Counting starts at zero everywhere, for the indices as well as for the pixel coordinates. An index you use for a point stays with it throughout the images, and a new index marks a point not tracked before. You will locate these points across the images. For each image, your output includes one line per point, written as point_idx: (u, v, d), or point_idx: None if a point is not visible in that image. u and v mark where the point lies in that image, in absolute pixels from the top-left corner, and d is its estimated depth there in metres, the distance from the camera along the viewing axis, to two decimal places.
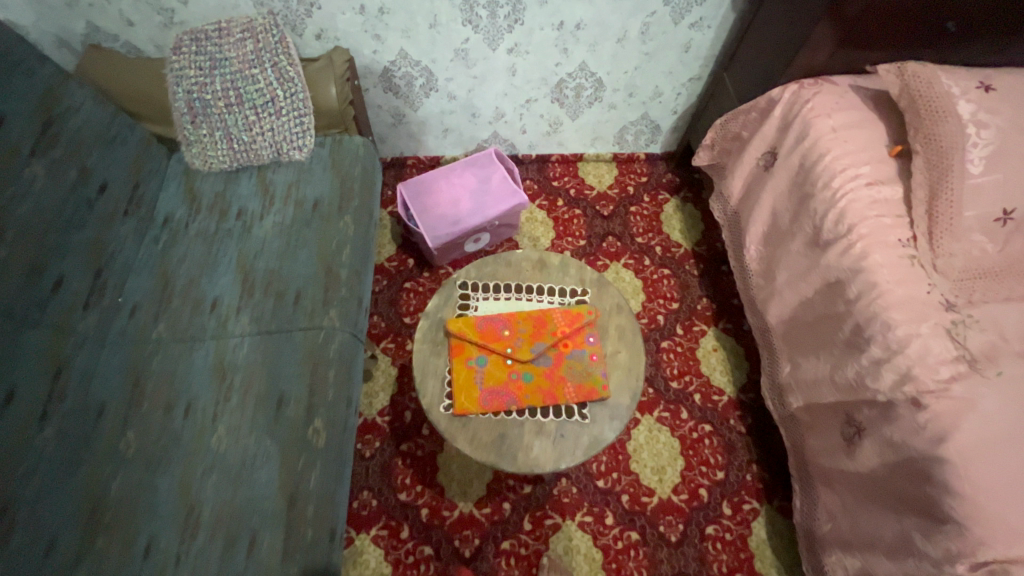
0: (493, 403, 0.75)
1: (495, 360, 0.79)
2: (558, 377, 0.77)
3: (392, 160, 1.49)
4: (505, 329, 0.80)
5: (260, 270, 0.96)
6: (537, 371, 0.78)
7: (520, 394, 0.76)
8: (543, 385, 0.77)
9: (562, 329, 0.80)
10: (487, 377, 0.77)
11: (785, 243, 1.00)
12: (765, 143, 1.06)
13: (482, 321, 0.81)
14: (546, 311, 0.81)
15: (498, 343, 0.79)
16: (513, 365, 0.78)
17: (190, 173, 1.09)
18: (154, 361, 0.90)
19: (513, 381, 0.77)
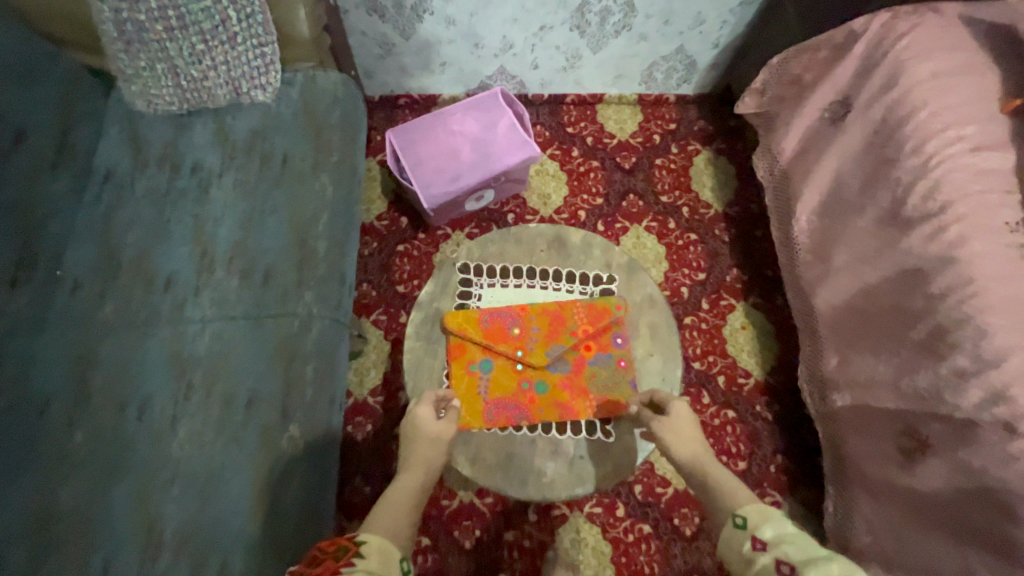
0: (500, 417, 0.68)
1: (503, 367, 0.71)
2: (576, 386, 0.70)
3: (380, 99, 1.28)
4: (515, 328, 0.72)
5: (222, 242, 0.81)
6: (550, 380, 0.70)
7: (533, 408, 0.69)
8: (558, 395, 0.70)
9: (583, 330, 0.72)
10: (493, 388, 0.70)
11: (848, 217, 0.84)
12: (835, 90, 0.86)
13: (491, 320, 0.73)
14: (564, 307, 0.73)
15: (509, 348, 0.71)
16: (524, 373, 0.71)
17: (134, 116, 0.90)
18: (102, 349, 0.76)
19: (523, 391, 0.69)
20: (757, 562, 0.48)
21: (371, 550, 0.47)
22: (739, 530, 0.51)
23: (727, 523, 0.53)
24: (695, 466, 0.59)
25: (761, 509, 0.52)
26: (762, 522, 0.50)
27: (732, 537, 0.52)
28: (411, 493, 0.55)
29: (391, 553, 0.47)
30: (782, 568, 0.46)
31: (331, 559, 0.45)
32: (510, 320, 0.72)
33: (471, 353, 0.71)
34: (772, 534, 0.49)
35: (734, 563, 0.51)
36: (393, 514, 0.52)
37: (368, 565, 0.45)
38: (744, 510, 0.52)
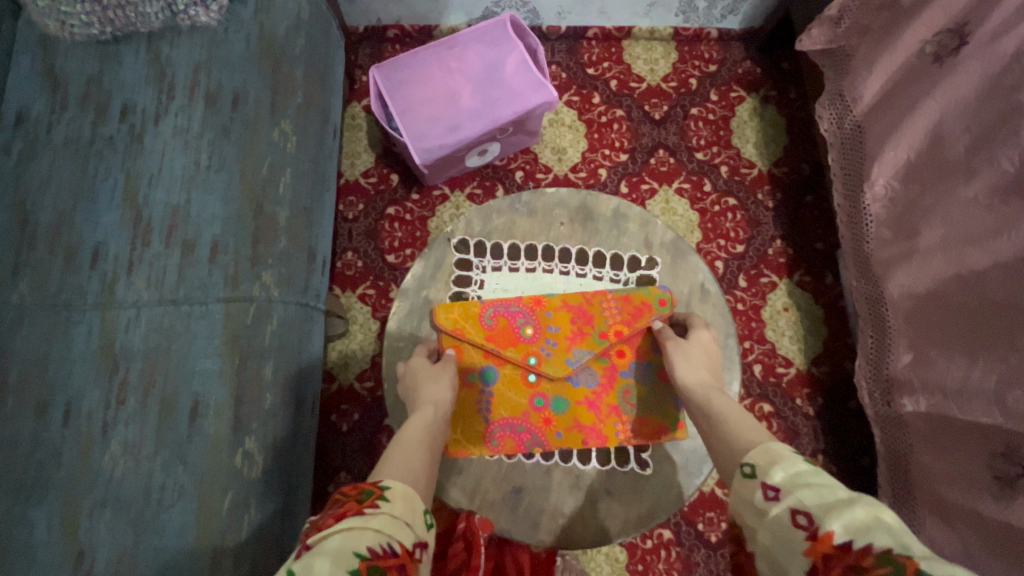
0: (510, 438, 0.68)
1: (515, 380, 0.69)
2: (603, 407, 0.69)
3: (365, 31, 1.08)
4: (529, 332, 0.70)
5: (160, 207, 0.65)
6: (570, 398, 0.69)
7: (550, 431, 0.68)
8: (580, 418, 0.69)
9: (613, 336, 0.70)
10: (502, 404, 0.69)
11: (948, 184, 0.67)
12: (946, 16, 0.66)
13: (495, 316, 0.71)
14: (585, 306, 0.71)
15: (520, 356, 0.69)
16: (540, 387, 0.69)
17: (48, 43, 0.71)
18: (13, 339, 0.61)
19: (537, 409, 0.69)
20: (769, 512, 0.41)
21: (396, 495, 0.43)
22: (749, 480, 0.45)
23: (737, 476, 0.47)
24: (700, 390, 0.61)
25: (769, 451, 0.46)
26: (771, 466, 0.44)
27: (739, 488, 0.46)
28: (424, 433, 0.57)
29: (416, 503, 0.44)
30: (798, 518, 0.40)
31: (354, 501, 0.42)
32: (518, 316, 0.71)
33: (472, 360, 0.70)
34: (784, 478, 0.42)
35: (744, 515, 0.44)
36: (408, 462, 0.51)
37: (393, 508, 0.41)
38: (749, 455, 0.47)
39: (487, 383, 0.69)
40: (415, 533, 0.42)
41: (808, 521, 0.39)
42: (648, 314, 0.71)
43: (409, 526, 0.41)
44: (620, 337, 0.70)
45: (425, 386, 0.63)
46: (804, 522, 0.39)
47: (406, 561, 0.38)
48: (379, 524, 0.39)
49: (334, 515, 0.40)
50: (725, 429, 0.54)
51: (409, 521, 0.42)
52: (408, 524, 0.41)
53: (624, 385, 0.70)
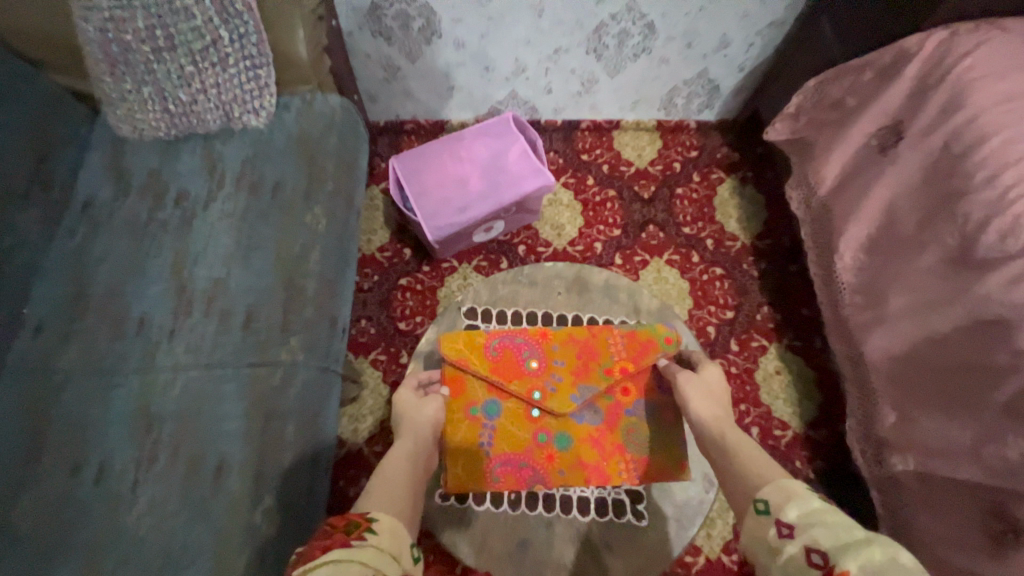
0: (512, 472, 0.75)
1: (518, 414, 0.77)
2: (605, 442, 0.76)
3: (385, 125, 1.22)
4: (535, 366, 0.78)
5: (202, 280, 0.73)
6: (574, 435, 0.76)
7: (553, 464, 0.75)
8: (582, 456, 0.76)
9: (616, 372, 0.77)
10: (505, 439, 0.76)
11: (905, 255, 0.74)
12: (885, 115, 0.77)
13: (499, 347, 0.79)
14: (588, 344, 0.80)
15: (525, 389, 0.76)
16: (543, 424, 0.77)
17: (118, 142, 0.84)
18: (56, 403, 0.67)
19: (539, 445, 0.76)
20: (783, 550, 0.43)
21: (382, 528, 0.45)
22: (763, 517, 0.47)
23: (750, 513, 0.48)
24: (712, 422, 0.64)
25: (783, 488, 0.47)
26: (786, 504, 0.46)
27: (754, 526, 0.47)
28: (409, 460, 0.58)
29: (401, 537, 0.46)
30: (812, 556, 0.41)
31: (341, 533, 0.43)
32: (522, 350, 0.79)
33: (477, 394, 0.77)
34: (798, 517, 0.44)
35: (758, 554, 0.46)
36: (392, 491, 0.52)
37: (380, 541, 0.43)
38: (762, 493, 0.48)
39: (491, 417, 0.76)
40: (400, 567, 0.43)
41: (822, 560, 0.40)
42: (652, 351, 0.79)
43: (392, 558, 0.43)
44: (623, 373, 0.78)
45: (411, 416, 0.67)
46: (818, 561, 0.40)
47: None
48: (367, 557, 0.41)
49: (320, 546, 0.41)
50: (737, 465, 0.55)
51: (395, 554, 0.44)
52: (394, 558, 0.43)
53: (627, 424, 0.77)
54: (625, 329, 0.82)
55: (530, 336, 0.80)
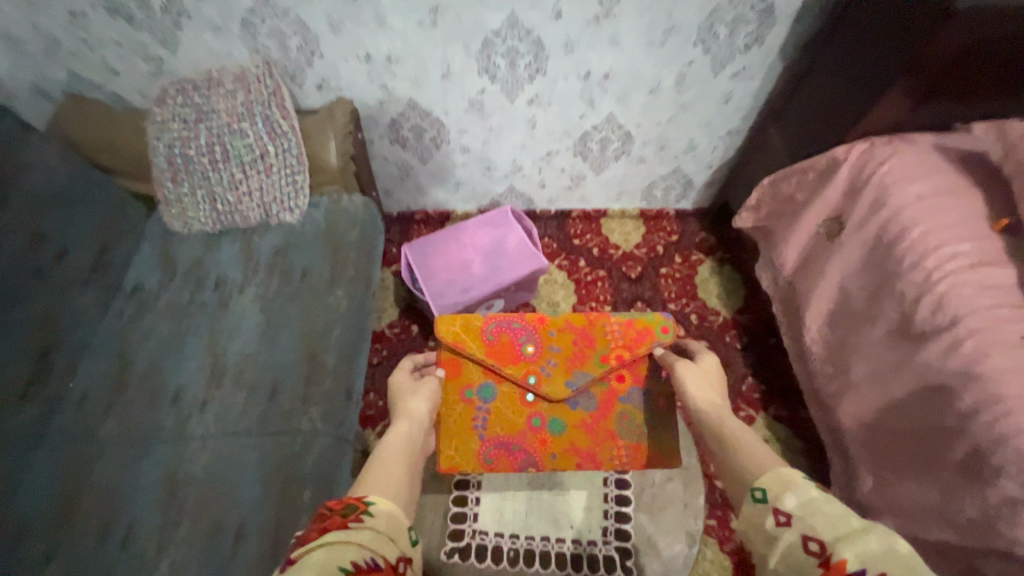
0: (504, 454, 0.79)
1: (513, 398, 0.81)
2: (598, 428, 0.80)
3: (398, 215, 1.38)
4: (532, 353, 0.82)
5: (234, 354, 0.82)
6: (567, 420, 0.80)
7: (544, 448, 0.78)
8: (574, 442, 0.79)
9: (611, 361, 0.81)
10: (499, 421, 0.80)
11: (860, 328, 0.84)
12: (827, 208, 0.90)
13: (497, 331, 0.84)
14: (585, 333, 0.84)
15: (520, 373, 0.81)
16: (537, 408, 0.80)
17: (168, 235, 0.97)
18: (92, 470, 0.73)
19: (532, 429, 0.79)
20: (780, 538, 0.42)
21: (380, 511, 0.44)
22: (760, 504, 0.45)
23: (746, 499, 0.47)
24: (710, 410, 0.61)
25: (780, 476, 0.46)
26: (784, 491, 0.45)
27: (750, 513, 0.46)
28: (404, 442, 0.56)
29: (399, 523, 0.45)
30: (810, 545, 0.41)
31: (338, 516, 0.42)
32: (520, 336, 0.84)
33: (474, 378, 0.81)
34: (796, 505, 0.43)
35: (753, 541, 0.45)
36: (388, 473, 0.50)
37: (377, 525, 0.43)
38: (758, 480, 0.47)
39: (487, 399, 0.80)
40: (399, 550, 0.43)
41: (821, 549, 0.40)
42: (650, 340, 0.83)
43: (394, 543, 0.42)
44: (618, 361, 0.81)
45: (406, 397, 0.67)
46: (815, 548, 0.40)
47: None
48: (364, 541, 0.40)
49: (317, 529, 0.40)
50: (734, 453, 0.52)
51: (392, 536, 0.43)
52: (392, 541, 0.42)
53: (620, 410, 0.81)
54: (623, 318, 0.85)
55: (528, 324, 0.85)
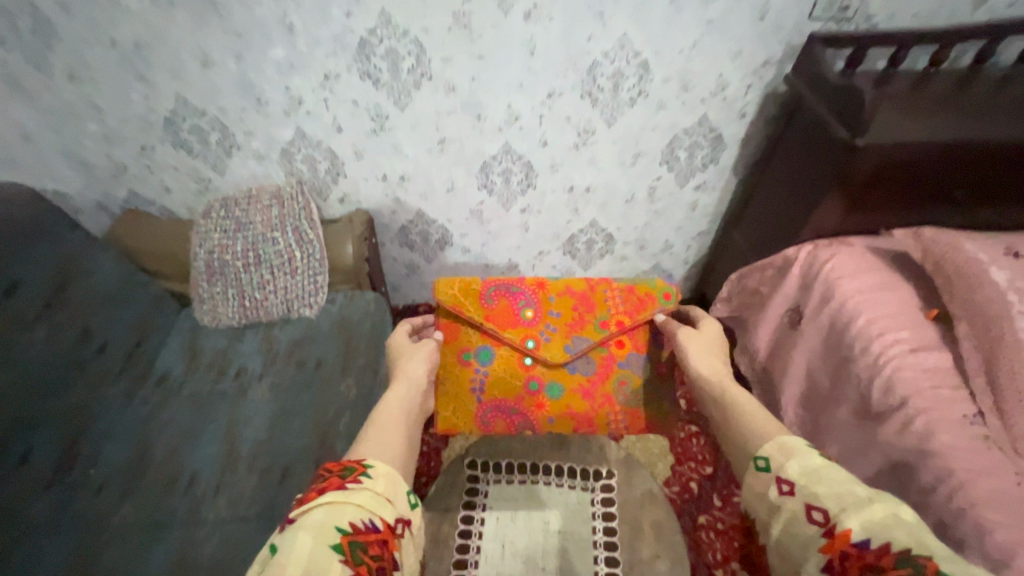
0: (501, 416, 1.09)
1: (512, 361, 1.10)
2: (587, 389, 1.10)
3: (403, 309, 1.50)
4: (531, 319, 1.11)
5: (249, 440, 0.88)
6: (563, 387, 1.09)
7: (540, 406, 1.09)
8: (569, 400, 1.09)
9: (604, 334, 1.10)
10: (496, 385, 1.10)
11: (829, 410, 0.92)
12: (787, 301, 1.02)
13: (497, 297, 1.12)
14: (580, 305, 1.12)
15: (520, 340, 1.09)
16: (534, 373, 1.10)
17: (197, 329, 1.07)
18: (104, 558, 0.76)
19: (529, 393, 1.09)
20: (784, 505, 0.49)
21: (378, 473, 0.51)
22: (763, 473, 0.52)
23: (750, 469, 0.54)
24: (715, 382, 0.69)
25: (782, 446, 0.53)
26: (786, 462, 0.51)
27: (755, 480, 0.53)
28: (399, 411, 0.63)
29: (397, 484, 0.51)
30: (813, 513, 0.47)
31: (337, 476, 0.49)
32: (518, 303, 1.11)
33: (476, 343, 1.11)
34: (798, 473, 0.49)
35: (758, 507, 0.51)
36: (385, 441, 0.56)
37: (374, 485, 0.49)
38: (763, 451, 0.54)
39: (484, 362, 1.10)
40: (396, 511, 0.49)
41: (824, 518, 0.46)
42: (648, 306, 1.11)
43: (391, 503, 0.49)
44: (616, 329, 1.10)
45: (405, 359, 0.77)
46: (820, 519, 0.46)
47: (387, 537, 0.46)
48: (361, 500, 0.47)
49: (317, 489, 0.48)
50: (740, 422, 0.60)
51: (390, 497, 0.49)
52: (389, 502, 0.49)
53: (617, 376, 1.11)
54: (624, 286, 1.14)
55: (527, 289, 1.13)
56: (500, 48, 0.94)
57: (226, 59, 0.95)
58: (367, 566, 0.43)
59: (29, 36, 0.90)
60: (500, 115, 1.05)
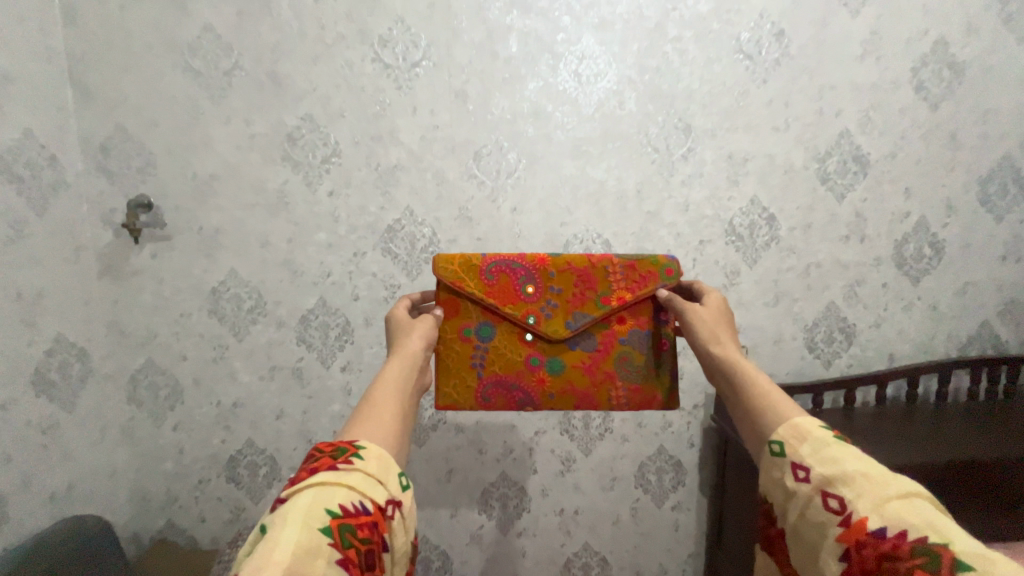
0: (501, 393, 0.85)
1: (513, 338, 0.86)
2: (596, 371, 0.86)
3: None
4: (531, 289, 0.86)
5: None
6: (565, 360, 0.86)
7: (542, 388, 0.85)
8: (572, 381, 0.86)
9: (615, 307, 0.86)
10: (497, 360, 0.85)
11: None
12: None
13: (496, 270, 0.86)
14: (585, 274, 0.87)
15: (520, 314, 0.85)
16: (536, 348, 0.86)
17: None
18: None
19: (529, 368, 0.86)
20: (801, 491, 0.49)
21: (369, 454, 0.50)
22: (778, 456, 0.52)
23: (765, 450, 0.54)
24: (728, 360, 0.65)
25: (797, 430, 0.52)
26: (801, 446, 0.51)
27: (771, 465, 0.53)
28: (397, 389, 0.61)
29: (390, 466, 0.50)
30: (830, 500, 0.47)
31: (329, 457, 0.48)
32: (519, 276, 0.87)
33: (471, 318, 0.85)
34: (814, 461, 0.49)
35: (776, 491, 0.52)
36: (377, 417, 0.56)
37: (365, 466, 0.48)
38: (777, 434, 0.53)
39: (484, 338, 0.86)
40: (388, 493, 0.48)
41: (840, 504, 0.46)
42: (655, 281, 0.86)
43: (382, 484, 0.48)
44: (622, 303, 0.86)
45: (400, 335, 0.72)
46: (836, 506, 0.46)
47: (377, 519, 0.45)
48: (351, 482, 0.46)
49: (310, 469, 0.47)
50: (753, 404, 0.58)
51: (380, 478, 0.48)
52: (380, 482, 0.48)
53: (620, 351, 0.86)
54: (627, 259, 0.87)
55: (528, 262, 0.88)
56: None
57: (295, 411, 1.29)
58: (357, 549, 0.43)
59: (161, 401, 1.27)
60: (497, 448, 1.31)
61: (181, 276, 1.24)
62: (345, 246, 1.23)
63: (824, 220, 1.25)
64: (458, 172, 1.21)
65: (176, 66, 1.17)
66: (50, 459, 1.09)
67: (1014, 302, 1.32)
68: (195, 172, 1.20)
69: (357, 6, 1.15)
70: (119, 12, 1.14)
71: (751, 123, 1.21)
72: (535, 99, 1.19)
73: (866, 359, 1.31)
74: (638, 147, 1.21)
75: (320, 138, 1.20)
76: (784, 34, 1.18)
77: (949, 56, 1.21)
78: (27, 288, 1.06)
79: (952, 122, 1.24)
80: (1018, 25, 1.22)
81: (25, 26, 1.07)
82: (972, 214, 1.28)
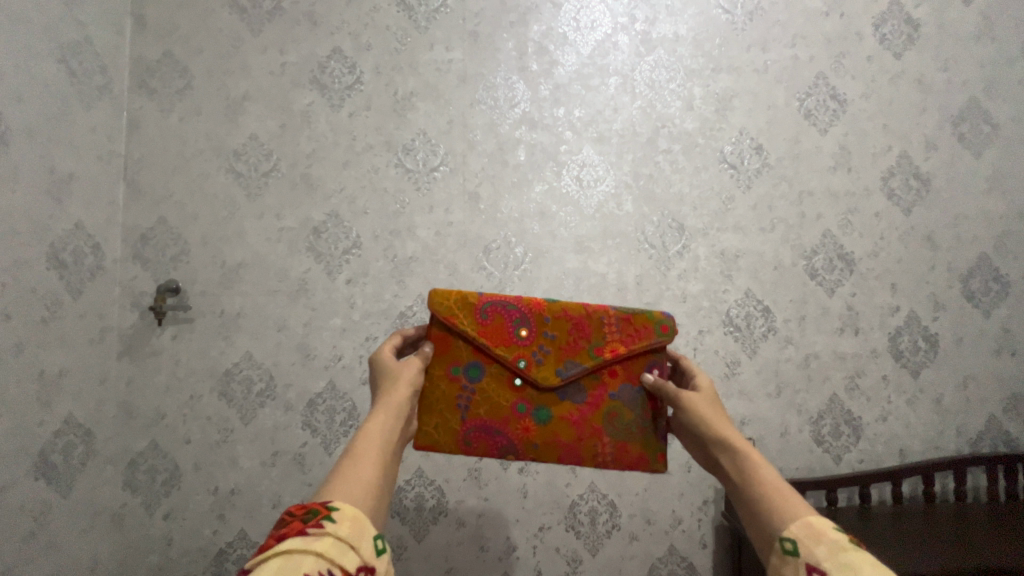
0: (484, 437, 0.84)
1: (502, 382, 0.87)
2: (584, 424, 0.86)
3: None
4: (525, 335, 0.88)
5: None
6: (553, 411, 0.86)
7: (527, 439, 0.85)
8: (558, 431, 0.86)
9: (608, 359, 0.87)
10: (483, 403, 0.86)
11: None
12: None
13: (492, 312, 0.89)
14: (580, 326, 0.90)
15: (513, 359, 0.87)
16: (524, 395, 0.87)
17: None
18: None
19: (515, 415, 0.86)
20: None
21: (343, 516, 0.50)
22: (792, 556, 0.53)
23: (777, 549, 0.54)
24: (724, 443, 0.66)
25: (809, 530, 0.53)
26: (817, 548, 0.51)
27: (783, 563, 0.53)
28: (381, 441, 0.63)
29: (364, 528, 0.51)
30: None
31: (299, 521, 0.49)
32: (513, 319, 0.89)
33: (462, 357, 0.87)
34: (831, 565, 0.50)
35: None
36: (359, 477, 0.57)
37: (337, 530, 0.49)
38: (789, 532, 0.54)
39: (473, 379, 0.86)
40: (359, 557, 0.48)
41: None
42: (649, 335, 0.89)
43: (354, 550, 0.48)
44: (614, 355, 0.88)
45: (387, 383, 0.73)
46: None
47: None
48: (318, 549, 0.46)
49: (278, 535, 0.47)
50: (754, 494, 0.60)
51: (352, 542, 0.49)
52: (352, 547, 0.48)
53: (609, 406, 0.87)
54: (621, 312, 0.90)
55: (524, 306, 0.90)
56: (501, 492, 1.26)
57: (293, 500, 1.25)
58: None
59: (157, 486, 1.25)
60: (499, 545, 1.25)
61: (196, 358, 1.28)
62: (358, 331, 1.29)
63: (818, 313, 1.31)
64: (468, 264, 1.30)
65: (221, 167, 1.31)
66: (36, 548, 1.06)
67: (1017, 397, 1.33)
68: (224, 260, 1.30)
69: (386, 120, 1.32)
70: (178, 123, 1.31)
71: (740, 223, 1.31)
72: (541, 201, 1.31)
73: (877, 453, 1.29)
74: (636, 243, 1.30)
75: (343, 232, 1.30)
76: (762, 147, 1.33)
77: (913, 167, 1.35)
78: (51, 366, 1.11)
79: (926, 225, 1.34)
80: (972, 143, 1.37)
81: (94, 134, 1.23)
82: (960, 309, 1.33)
